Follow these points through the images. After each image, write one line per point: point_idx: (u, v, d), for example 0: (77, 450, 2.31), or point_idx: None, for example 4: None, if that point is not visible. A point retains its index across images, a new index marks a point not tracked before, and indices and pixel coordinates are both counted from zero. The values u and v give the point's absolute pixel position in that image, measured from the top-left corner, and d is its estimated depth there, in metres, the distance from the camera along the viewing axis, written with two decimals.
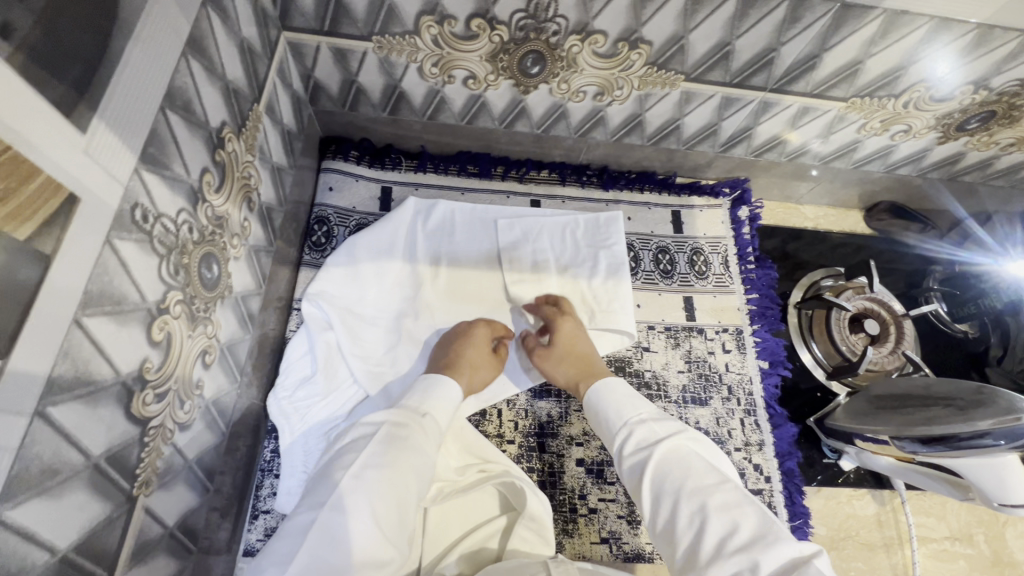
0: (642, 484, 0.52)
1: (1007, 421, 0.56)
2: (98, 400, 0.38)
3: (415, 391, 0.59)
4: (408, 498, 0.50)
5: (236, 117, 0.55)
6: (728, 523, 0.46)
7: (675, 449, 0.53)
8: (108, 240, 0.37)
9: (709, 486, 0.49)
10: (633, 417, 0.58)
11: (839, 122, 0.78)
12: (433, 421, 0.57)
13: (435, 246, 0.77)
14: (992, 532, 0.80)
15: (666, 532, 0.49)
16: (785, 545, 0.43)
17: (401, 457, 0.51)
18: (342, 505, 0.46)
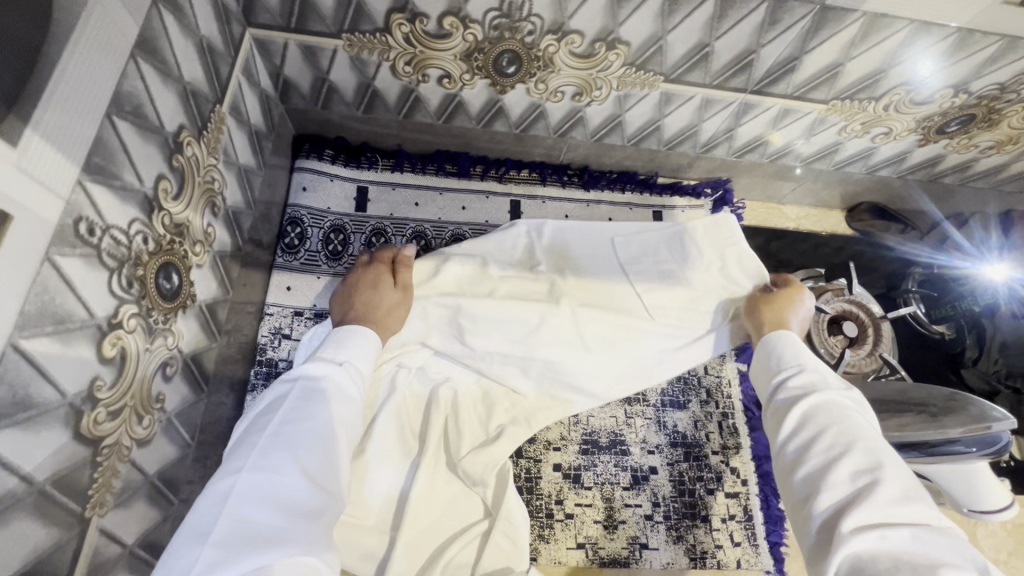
0: (785, 409, 0.49)
1: (975, 429, 0.56)
2: (40, 424, 0.36)
3: (332, 339, 0.54)
4: (332, 444, 0.45)
5: (195, 119, 0.53)
6: (872, 467, 0.41)
7: (838, 398, 0.47)
8: (48, 258, 0.35)
9: (869, 435, 0.43)
10: (807, 364, 0.52)
11: (820, 124, 0.77)
12: (353, 367, 0.52)
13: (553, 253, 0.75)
14: (963, 532, 0.81)
15: (788, 453, 0.46)
16: (927, 506, 0.38)
17: (317, 405, 0.46)
18: (263, 462, 0.40)
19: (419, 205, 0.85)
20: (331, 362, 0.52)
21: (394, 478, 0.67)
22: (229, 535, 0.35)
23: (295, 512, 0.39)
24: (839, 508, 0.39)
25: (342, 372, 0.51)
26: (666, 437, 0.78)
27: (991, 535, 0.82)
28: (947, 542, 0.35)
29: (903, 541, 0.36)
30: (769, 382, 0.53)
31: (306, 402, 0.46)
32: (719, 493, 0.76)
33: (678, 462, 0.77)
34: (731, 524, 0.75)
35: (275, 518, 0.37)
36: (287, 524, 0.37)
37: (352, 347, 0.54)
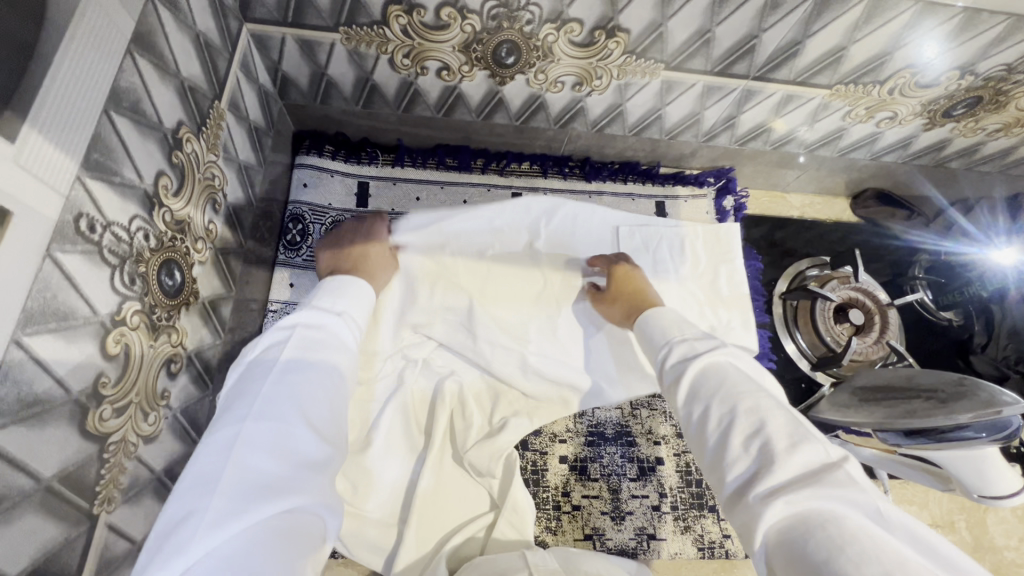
0: (672, 387, 0.46)
1: (985, 415, 0.55)
2: (46, 421, 0.36)
3: (326, 286, 0.52)
4: (334, 396, 0.43)
5: (194, 116, 0.52)
6: (760, 426, 0.38)
7: (712, 358, 0.45)
8: (49, 254, 0.35)
9: (744, 391, 0.41)
10: (676, 335, 0.50)
11: (824, 110, 0.76)
12: (352, 316, 0.50)
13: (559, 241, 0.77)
14: (973, 519, 0.81)
15: (692, 431, 0.43)
16: (821, 450, 0.37)
17: (318, 353, 0.44)
18: (266, 411, 0.38)
19: (420, 199, 0.86)
20: (329, 308, 0.50)
21: (402, 469, 0.68)
22: (234, 488, 0.33)
23: (302, 463, 0.37)
24: (744, 481, 0.37)
25: (340, 320, 0.49)
26: (672, 429, 0.78)
27: (1003, 522, 0.81)
28: (843, 496, 0.33)
29: (805, 502, 0.34)
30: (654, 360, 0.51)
31: (304, 348, 0.44)
32: None
33: (685, 452, 0.77)
34: None
35: (283, 471, 0.35)
36: (295, 475, 0.36)
37: (351, 297, 0.52)
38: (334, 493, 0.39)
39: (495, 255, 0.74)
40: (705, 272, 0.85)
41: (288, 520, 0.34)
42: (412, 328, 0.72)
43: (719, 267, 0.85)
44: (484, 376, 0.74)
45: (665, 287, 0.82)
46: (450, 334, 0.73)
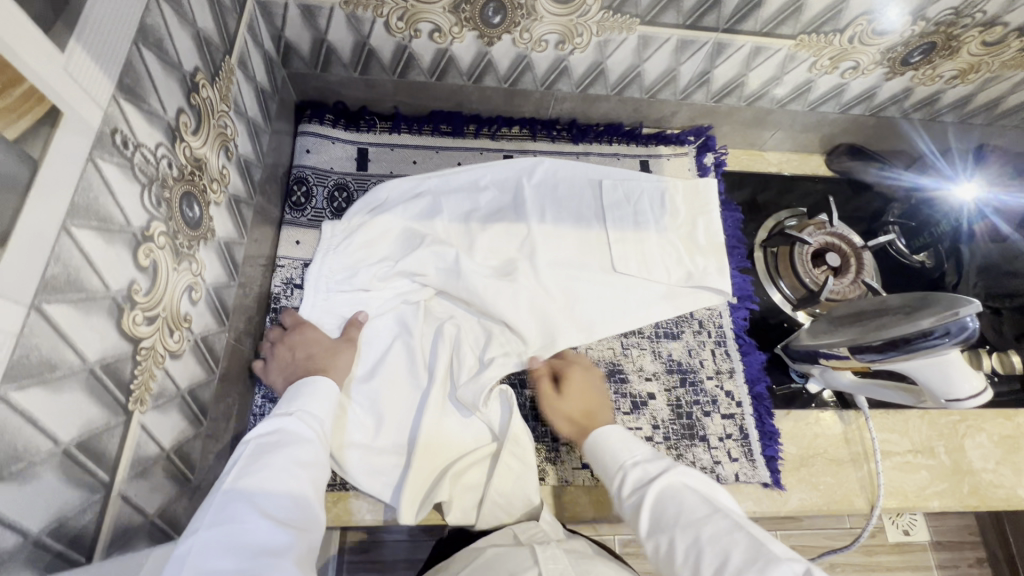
0: (636, 516, 0.59)
1: (947, 317, 0.60)
2: (89, 308, 0.40)
3: (291, 395, 0.61)
4: (292, 486, 0.50)
5: (208, 64, 0.57)
6: (720, 558, 0.50)
7: (663, 486, 0.59)
8: (91, 158, 0.40)
9: (701, 523, 0.54)
10: (628, 459, 0.63)
11: (791, 61, 0.81)
12: (304, 413, 0.59)
13: (542, 201, 0.89)
14: (951, 444, 0.85)
15: (665, 563, 0.55)
16: (782, 564, 0.48)
17: (275, 451, 0.52)
18: (220, 517, 0.45)
19: (417, 162, 0.91)
20: (288, 412, 0.58)
21: (409, 405, 0.74)
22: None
23: (261, 554, 0.43)
24: None
25: (295, 421, 0.57)
26: (662, 366, 0.83)
27: (979, 447, 0.85)
28: None
29: None
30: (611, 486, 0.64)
31: (262, 453, 0.52)
32: (715, 415, 0.80)
33: (674, 387, 0.81)
34: (728, 442, 0.79)
35: (238, 568, 0.41)
36: (254, 566, 0.42)
37: (309, 398, 0.61)
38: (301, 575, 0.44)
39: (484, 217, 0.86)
40: (684, 224, 0.92)
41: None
42: (411, 277, 0.80)
43: (697, 219, 0.92)
44: (479, 319, 0.81)
45: (645, 238, 0.90)
46: (444, 281, 0.79)
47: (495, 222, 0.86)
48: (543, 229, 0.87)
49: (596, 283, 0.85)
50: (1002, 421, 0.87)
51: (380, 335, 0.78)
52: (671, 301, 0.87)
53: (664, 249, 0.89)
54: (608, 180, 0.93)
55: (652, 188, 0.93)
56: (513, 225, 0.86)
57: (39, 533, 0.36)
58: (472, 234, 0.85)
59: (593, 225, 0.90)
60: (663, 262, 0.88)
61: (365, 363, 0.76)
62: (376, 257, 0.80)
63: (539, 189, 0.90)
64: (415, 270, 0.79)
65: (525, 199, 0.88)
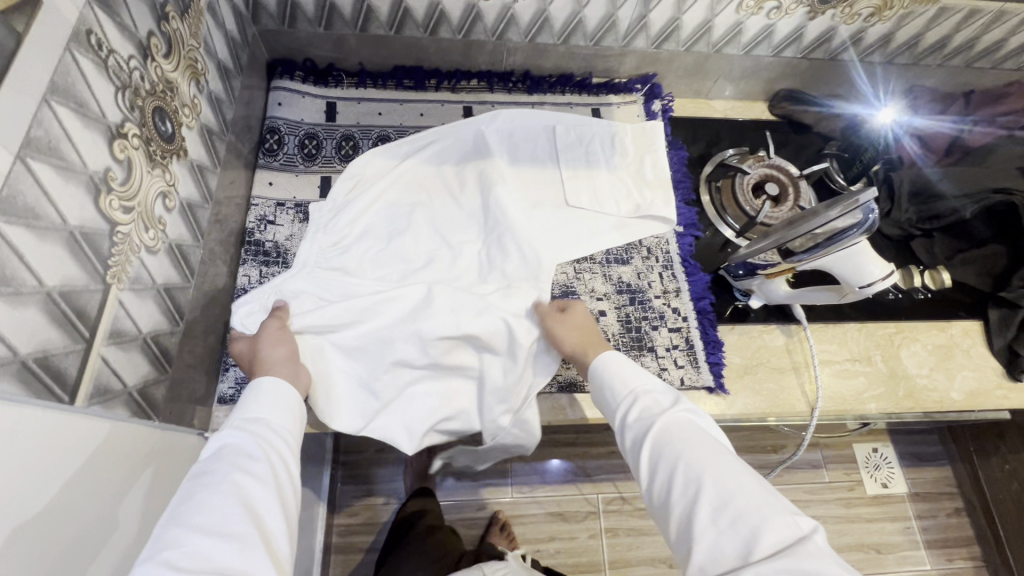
0: (638, 450, 0.63)
1: (850, 204, 0.66)
2: (69, 176, 0.46)
3: (246, 399, 0.62)
4: (234, 497, 0.51)
5: (178, 1, 0.64)
6: (719, 499, 0.55)
7: (669, 423, 0.63)
8: (69, 49, 0.46)
9: (705, 462, 0.58)
10: (640, 387, 0.68)
11: (718, 3, 0.89)
12: (254, 424, 0.59)
13: (504, 148, 0.96)
14: (888, 353, 0.91)
15: (659, 499, 0.60)
16: (777, 513, 0.53)
17: (216, 470, 0.53)
18: (162, 544, 0.47)
19: (382, 114, 0.98)
20: (238, 426, 0.59)
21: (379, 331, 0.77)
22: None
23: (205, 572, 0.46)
24: (711, 554, 0.53)
25: (243, 435, 0.57)
26: (612, 286, 0.89)
27: (914, 355, 0.91)
28: (802, 562, 0.48)
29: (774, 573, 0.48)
30: (616, 412, 0.69)
31: (209, 476, 0.53)
32: (662, 328, 0.86)
33: (624, 305, 0.88)
34: (675, 352, 0.85)
35: None
36: None
37: (260, 406, 0.61)
38: None
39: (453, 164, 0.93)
40: (632, 163, 0.99)
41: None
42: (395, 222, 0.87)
43: (644, 157, 0.99)
44: (456, 259, 0.86)
45: (596, 176, 0.97)
46: (422, 221, 0.87)
47: (468, 171, 0.93)
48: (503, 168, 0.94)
49: (561, 222, 0.92)
50: (936, 332, 0.93)
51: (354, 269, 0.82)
52: (621, 231, 0.93)
53: (614, 184, 0.96)
54: (562, 124, 1.00)
55: (603, 131, 1.00)
56: (476, 165, 0.93)
57: (26, 356, 0.42)
58: (440, 176, 0.92)
59: (548, 165, 0.97)
60: (614, 197, 0.95)
61: (328, 288, 0.79)
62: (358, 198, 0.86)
63: (501, 136, 0.96)
64: (394, 212, 0.87)
65: (486, 141, 0.95)
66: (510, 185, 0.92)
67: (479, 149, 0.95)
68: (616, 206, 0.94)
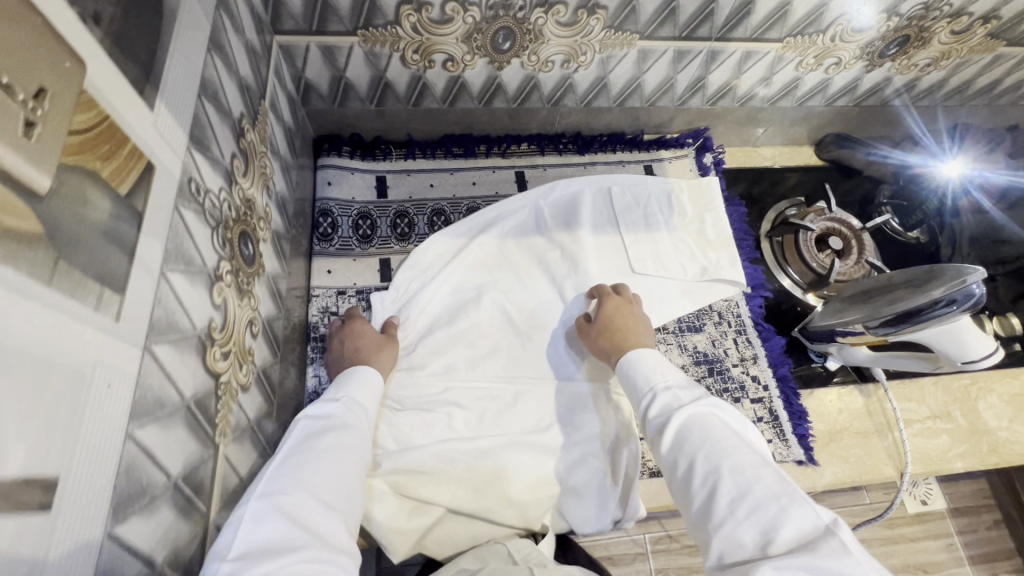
0: (659, 435, 0.59)
1: (956, 286, 0.65)
2: (183, 347, 0.43)
3: (340, 382, 0.66)
4: (342, 465, 0.53)
5: (250, 110, 0.60)
6: (742, 489, 0.50)
7: (695, 411, 0.59)
8: (176, 207, 0.42)
9: (731, 451, 0.53)
10: (661, 382, 0.64)
11: (779, 62, 0.87)
12: (350, 400, 0.61)
13: (563, 219, 0.93)
14: (966, 407, 0.90)
15: (680, 485, 0.55)
16: (804, 506, 0.48)
17: (321, 435, 0.55)
18: (272, 487, 0.48)
19: (434, 185, 0.94)
20: (333, 401, 0.61)
21: (456, 440, 0.74)
22: (250, 550, 0.42)
23: (306, 525, 0.46)
24: (737, 545, 0.47)
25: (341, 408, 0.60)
26: (690, 358, 0.87)
27: (992, 407, 0.90)
28: (829, 562, 0.43)
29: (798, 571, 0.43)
30: (640, 406, 0.65)
31: (312, 437, 0.54)
32: (745, 400, 0.84)
33: (703, 377, 0.86)
34: (761, 425, 0.83)
35: (287, 532, 0.44)
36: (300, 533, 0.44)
37: (353, 386, 0.64)
38: (341, 549, 0.46)
39: (514, 241, 0.90)
40: (693, 222, 0.96)
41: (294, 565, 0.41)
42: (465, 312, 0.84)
43: (704, 216, 0.97)
44: (530, 348, 0.83)
45: (658, 239, 0.94)
46: (493, 308, 0.85)
47: (529, 249, 0.90)
48: (570, 243, 0.91)
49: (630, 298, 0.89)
50: (1010, 381, 0.92)
51: (425, 372, 0.79)
52: (690, 296, 0.91)
53: (677, 247, 0.93)
54: (621, 186, 0.97)
55: (660, 190, 0.98)
56: (540, 244, 0.90)
57: (161, 562, 0.39)
58: (504, 252, 0.89)
59: (610, 230, 0.94)
60: (679, 261, 0.93)
61: (399, 397, 0.76)
62: (427, 287, 0.84)
63: (557, 207, 0.94)
64: (463, 301, 0.84)
65: (545, 216, 0.92)
66: (578, 260, 0.89)
67: (538, 224, 0.92)
68: (684, 270, 0.92)
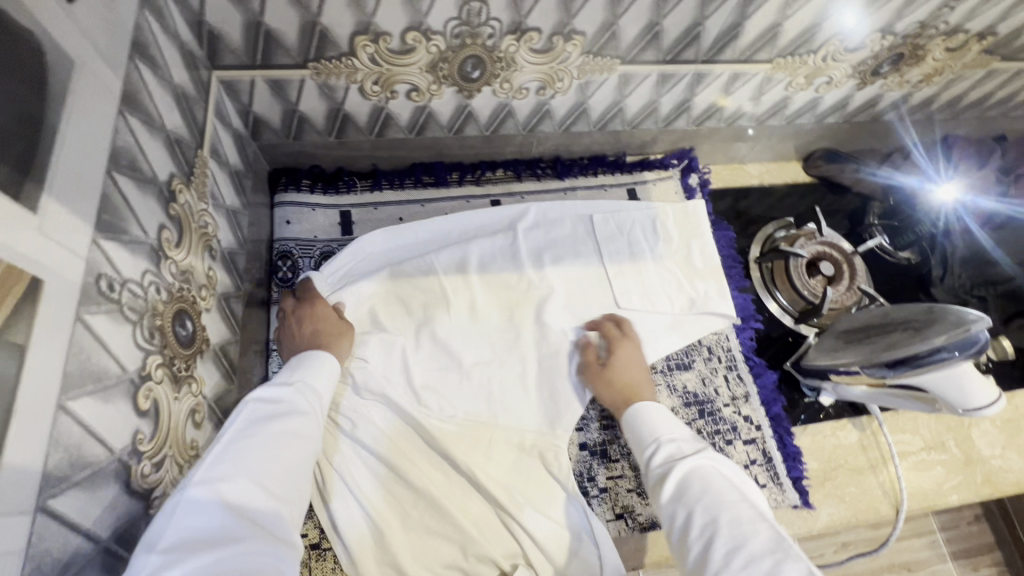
0: (660, 484, 0.56)
1: (958, 334, 0.61)
2: (97, 483, 0.36)
3: (299, 362, 0.59)
4: (292, 455, 0.48)
5: (182, 166, 0.53)
6: (738, 544, 0.46)
7: (697, 464, 0.55)
8: (79, 318, 0.36)
9: (729, 504, 0.50)
10: (665, 434, 0.61)
11: (768, 83, 0.82)
12: (305, 384, 0.55)
13: (541, 252, 0.87)
14: (960, 436, 0.87)
15: (676, 537, 0.51)
16: (799, 563, 0.44)
17: (273, 417, 0.49)
18: (213, 472, 0.42)
19: (403, 219, 0.88)
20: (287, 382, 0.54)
21: (423, 499, 0.70)
22: (184, 542, 0.38)
23: (247, 519, 0.41)
24: None
25: (295, 392, 0.53)
26: (679, 400, 0.82)
27: (985, 434, 0.88)
28: None
29: None
30: (642, 458, 0.61)
31: (262, 419, 0.49)
32: (737, 442, 0.81)
33: (694, 420, 0.81)
34: (754, 468, 0.79)
35: (224, 526, 0.39)
36: (236, 530, 0.40)
37: (309, 368, 0.58)
38: (281, 546, 0.42)
39: (489, 279, 0.84)
40: (679, 250, 0.90)
41: (231, 565, 0.37)
42: (440, 364, 0.79)
43: (690, 243, 0.91)
44: (507, 397, 0.78)
45: (643, 269, 0.88)
46: (469, 357, 0.80)
47: (505, 288, 0.84)
48: (543, 279, 0.85)
49: (613, 337, 0.83)
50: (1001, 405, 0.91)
51: (391, 427, 0.73)
52: (678, 331, 0.86)
53: (663, 277, 0.88)
54: (602, 213, 0.91)
55: (643, 217, 0.92)
56: (510, 278, 0.84)
57: None
58: (472, 289, 0.83)
59: (592, 262, 0.88)
60: (665, 292, 0.87)
61: (371, 461, 0.71)
62: (397, 338, 0.78)
63: (536, 239, 0.88)
64: (435, 352, 0.79)
65: (519, 246, 0.86)
66: (554, 297, 0.84)
67: (516, 256, 0.86)
68: (671, 303, 0.86)
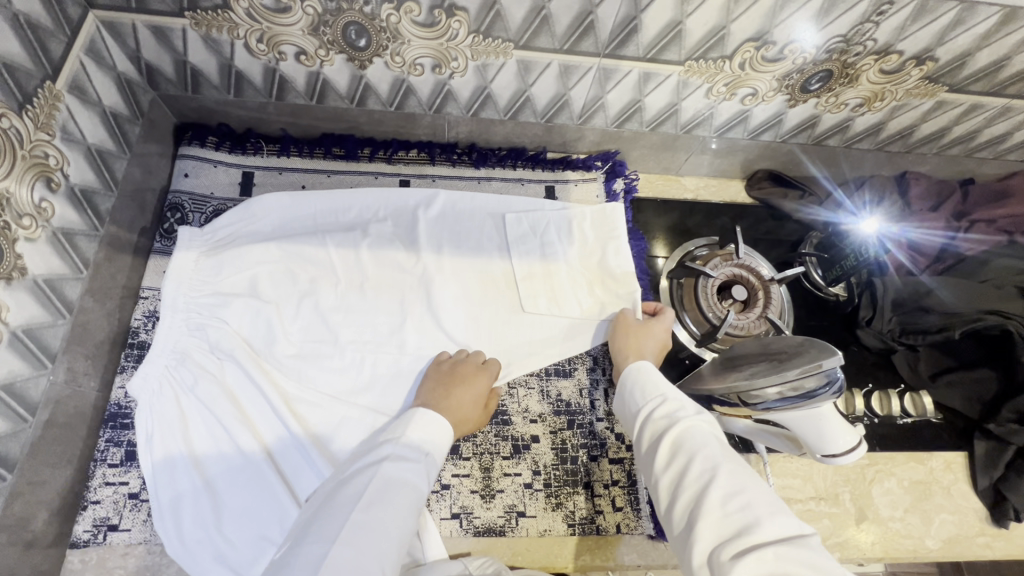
0: (661, 433, 0.57)
1: (811, 369, 0.57)
2: None
3: (415, 421, 0.66)
4: (404, 533, 0.55)
5: (11, 94, 0.54)
6: (736, 491, 0.49)
7: (697, 422, 0.57)
8: None
9: (729, 459, 0.52)
10: (665, 390, 0.62)
11: (685, 87, 0.77)
12: (429, 458, 0.63)
13: (438, 236, 0.84)
14: (858, 490, 0.81)
15: (671, 483, 0.53)
16: (791, 517, 0.47)
17: (391, 496, 0.57)
18: (348, 546, 0.51)
19: (306, 187, 0.87)
20: (417, 449, 0.63)
21: (251, 466, 0.69)
22: None
23: None
24: (721, 541, 0.46)
25: (416, 468, 0.61)
26: (549, 406, 0.79)
27: (888, 493, 0.81)
28: (801, 565, 0.43)
29: (768, 561, 0.43)
30: (639, 408, 0.62)
31: (381, 494, 0.57)
32: (602, 460, 0.77)
33: (560, 429, 0.78)
34: (613, 490, 0.76)
35: None
36: None
37: (435, 435, 0.66)
38: None
39: (372, 256, 0.81)
40: (589, 254, 0.85)
41: None
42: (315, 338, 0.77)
43: (605, 245, 0.85)
44: (374, 382, 0.77)
45: (555, 271, 0.84)
46: (351, 337, 0.78)
47: (395, 268, 0.81)
48: (437, 266, 0.82)
49: (507, 334, 0.81)
50: (914, 465, 0.83)
51: (238, 389, 0.73)
52: (569, 339, 0.82)
53: (573, 279, 0.83)
54: (512, 203, 0.87)
55: (555, 214, 0.87)
56: (403, 261, 0.82)
57: None
58: (361, 268, 0.80)
59: (497, 256, 0.84)
60: (574, 297, 0.83)
61: (208, 418, 0.71)
62: (266, 304, 0.75)
63: (436, 222, 0.85)
64: (309, 323, 0.77)
65: (417, 228, 0.83)
66: (451, 287, 0.82)
67: (412, 234, 0.84)
68: (579, 310, 0.82)
